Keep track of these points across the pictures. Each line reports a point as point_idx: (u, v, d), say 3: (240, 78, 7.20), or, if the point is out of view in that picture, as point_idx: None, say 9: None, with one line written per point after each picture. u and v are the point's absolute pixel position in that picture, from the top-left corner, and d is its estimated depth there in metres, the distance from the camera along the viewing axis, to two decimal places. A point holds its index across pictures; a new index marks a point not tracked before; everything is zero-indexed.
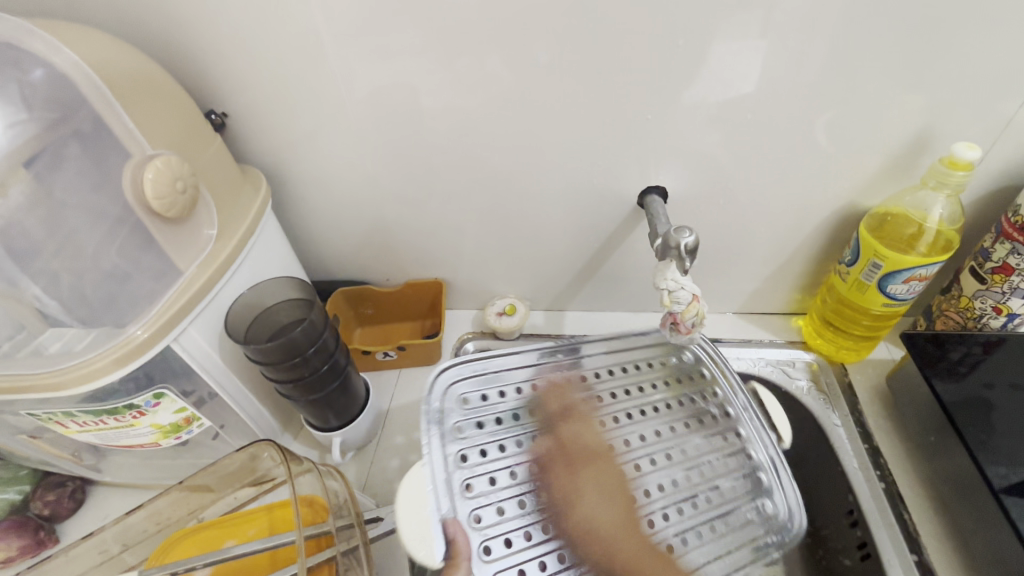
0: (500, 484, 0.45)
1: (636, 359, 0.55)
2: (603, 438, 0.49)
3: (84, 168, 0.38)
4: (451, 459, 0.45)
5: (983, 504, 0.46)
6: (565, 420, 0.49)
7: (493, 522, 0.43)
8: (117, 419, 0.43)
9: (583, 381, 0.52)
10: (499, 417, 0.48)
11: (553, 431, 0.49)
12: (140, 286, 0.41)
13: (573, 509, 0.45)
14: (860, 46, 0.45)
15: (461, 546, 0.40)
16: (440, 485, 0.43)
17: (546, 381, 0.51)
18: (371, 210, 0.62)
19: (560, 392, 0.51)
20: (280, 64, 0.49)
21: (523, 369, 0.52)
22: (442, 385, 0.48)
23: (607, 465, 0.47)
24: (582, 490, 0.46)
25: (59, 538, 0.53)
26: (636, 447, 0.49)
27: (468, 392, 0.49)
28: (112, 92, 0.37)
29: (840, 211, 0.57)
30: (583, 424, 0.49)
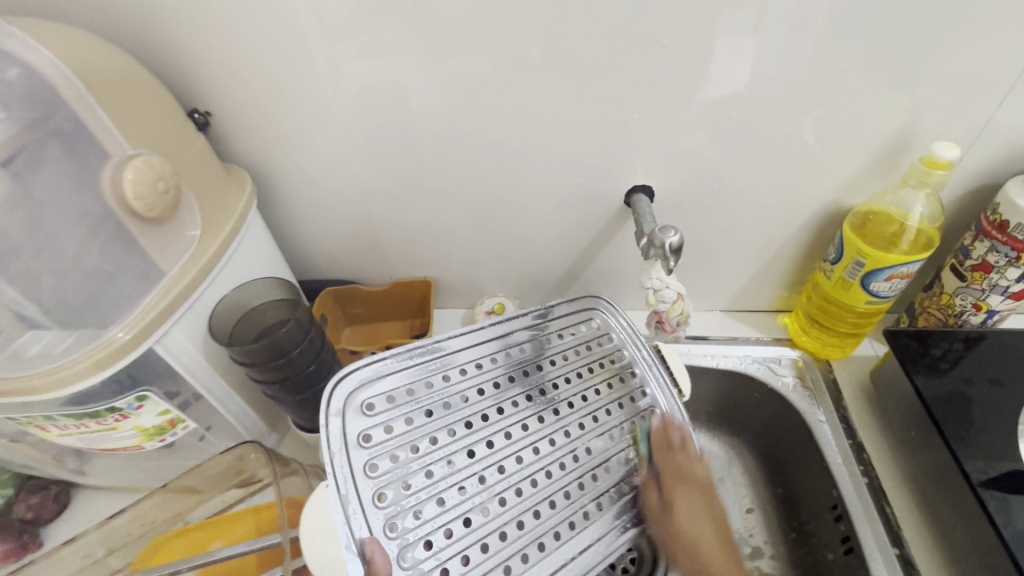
0: (415, 486, 0.39)
1: (554, 341, 0.49)
2: (522, 425, 0.43)
3: (64, 167, 0.38)
4: (362, 467, 0.38)
5: (961, 498, 0.47)
6: (495, 409, 0.44)
7: (411, 527, 0.37)
8: (99, 423, 0.43)
9: (497, 368, 0.46)
10: (411, 415, 0.41)
11: (476, 419, 0.43)
12: (123, 288, 0.40)
13: (496, 498, 0.40)
14: (843, 46, 0.46)
15: (379, 563, 0.35)
16: (351, 494, 0.37)
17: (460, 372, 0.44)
18: (359, 210, 0.61)
19: (466, 386, 0.44)
20: (264, 61, 0.48)
21: (440, 359, 0.44)
22: (334, 400, 0.39)
23: (529, 453, 0.43)
24: (504, 480, 0.41)
25: (43, 542, 0.52)
26: (557, 431, 0.44)
27: (372, 395, 0.41)
28: (89, 90, 0.37)
29: (824, 209, 0.58)
30: (502, 414, 0.43)
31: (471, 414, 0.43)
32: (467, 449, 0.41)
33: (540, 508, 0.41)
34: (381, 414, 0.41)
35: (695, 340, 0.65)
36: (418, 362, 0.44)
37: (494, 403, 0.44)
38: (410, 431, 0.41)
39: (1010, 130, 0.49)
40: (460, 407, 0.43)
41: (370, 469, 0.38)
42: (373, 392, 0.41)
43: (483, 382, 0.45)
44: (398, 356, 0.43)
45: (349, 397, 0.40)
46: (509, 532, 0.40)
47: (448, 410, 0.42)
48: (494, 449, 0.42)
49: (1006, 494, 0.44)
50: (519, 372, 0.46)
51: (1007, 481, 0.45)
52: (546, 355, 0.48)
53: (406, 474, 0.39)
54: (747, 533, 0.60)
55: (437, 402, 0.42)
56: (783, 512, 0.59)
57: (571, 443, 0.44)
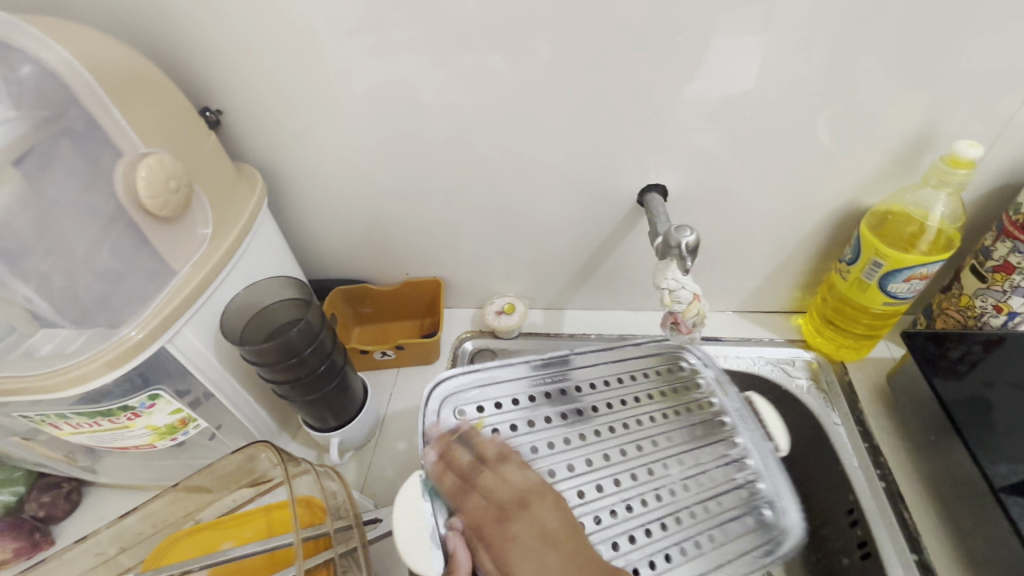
0: (490, 498, 0.43)
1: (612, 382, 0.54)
2: (581, 459, 0.49)
3: (75, 165, 0.37)
4: (447, 481, 0.43)
5: (983, 504, 0.46)
6: (546, 441, 0.49)
7: (482, 535, 0.41)
8: (111, 421, 0.43)
9: (552, 404, 0.52)
10: (485, 433, 0.48)
11: (539, 446, 0.49)
12: (134, 287, 0.40)
13: (564, 509, 0.46)
14: (861, 43, 0.45)
15: (460, 559, 0.39)
16: (434, 496, 0.42)
17: (522, 402, 0.51)
18: (370, 208, 0.61)
19: (529, 415, 0.50)
20: (274, 60, 0.48)
21: (503, 387, 0.51)
22: (427, 407, 0.48)
23: (591, 485, 0.48)
24: (582, 502, 0.46)
25: (55, 539, 0.52)
26: (620, 471, 0.49)
27: (453, 412, 0.49)
28: (103, 89, 0.37)
29: (840, 209, 0.57)
30: (564, 445, 0.49)
31: (541, 440, 0.49)
32: (541, 471, 0.47)
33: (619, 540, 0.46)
34: (471, 422, 0.49)
35: (709, 341, 0.65)
36: (486, 386, 0.51)
37: (564, 434, 0.50)
38: (488, 446, 0.47)
39: None
40: (542, 429, 0.50)
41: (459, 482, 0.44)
42: (467, 406, 0.49)
43: (559, 411, 0.51)
44: (490, 371, 0.52)
45: (446, 399, 0.49)
46: (577, 543, 0.44)
47: (513, 433, 0.49)
48: (574, 473, 0.48)
49: None
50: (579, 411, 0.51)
51: None
52: (601, 383, 0.54)
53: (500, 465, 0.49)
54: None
55: (521, 422, 0.50)
56: None
57: (627, 461, 0.50)
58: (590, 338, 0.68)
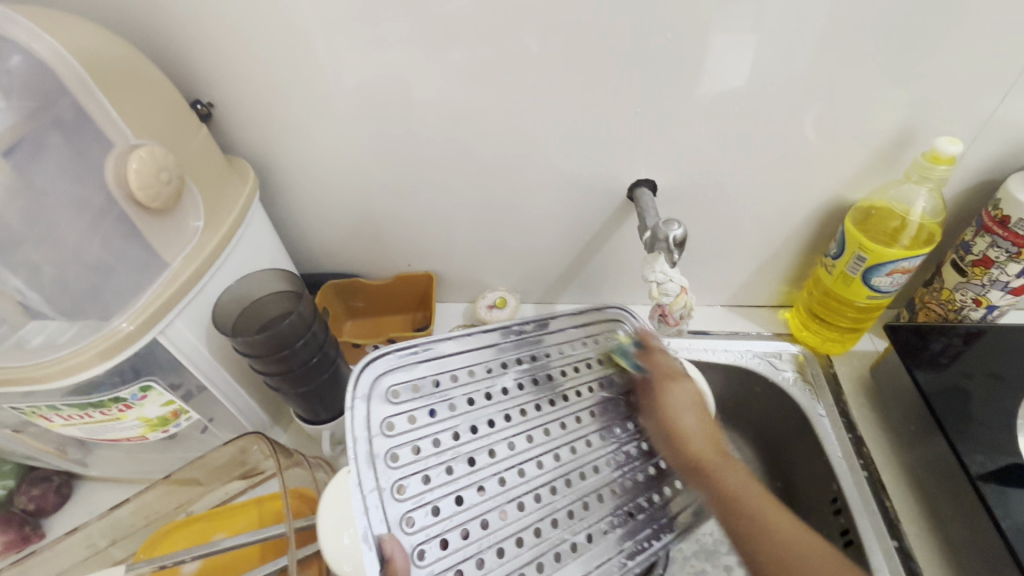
0: (435, 482, 0.41)
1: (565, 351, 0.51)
2: (542, 431, 0.46)
3: (65, 158, 0.37)
4: (384, 454, 0.40)
5: (960, 492, 0.47)
6: (518, 410, 0.46)
7: (426, 523, 0.39)
8: (102, 413, 0.43)
9: (514, 373, 0.48)
10: (445, 406, 0.44)
11: (500, 420, 0.45)
12: (125, 279, 0.40)
13: (514, 503, 0.42)
14: (847, 43, 0.46)
15: (399, 563, 0.36)
16: (372, 487, 0.39)
17: (487, 369, 0.47)
18: (362, 203, 0.61)
19: (486, 385, 0.47)
20: (266, 55, 0.48)
21: (455, 357, 0.47)
22: (364, 381, 0.43)
23: (547, 459, 0.45)
24: (528, 481, 0.43)
25: (45, 533, 0.52)
26: (563, 446, 0.46)
27: (398, 384, 0.44)
28: (93, 80, 0.37)
29: (826, 204, 0.58)
30: (524, 416, 0.46)
31: (495, 412, 0.45)
32: (489, 449, 0.44)
33: (542, 561, 0.41)
34: (405, 404, 0.43)
35: (697, 335, 0.66)
36: (438, 358, 0.46)
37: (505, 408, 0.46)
38: (433, 423, 0.43)
39: (1012, 127, 0.50)
40: (454, 413, 0.44)
41: (394, 468, 0.40)
42: (397, 388, 0.44)
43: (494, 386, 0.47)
44: (404, 360, 0.45)
45: (378, 388, 0.43)
46: (525, 538, 0.41)
47: (474, 406, 0.45)
48: (501, 489, 0.42)
49: (1004, 487, 0.45)
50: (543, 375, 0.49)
51: (1005, 473, 0.45)
52: (560, 352, 0.51)
53: (428, 472, 0.41)
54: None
55: (440, 410, 0.44)
56: (782, 507, 0.60)
57: (568, 434, 0.47)
58: None
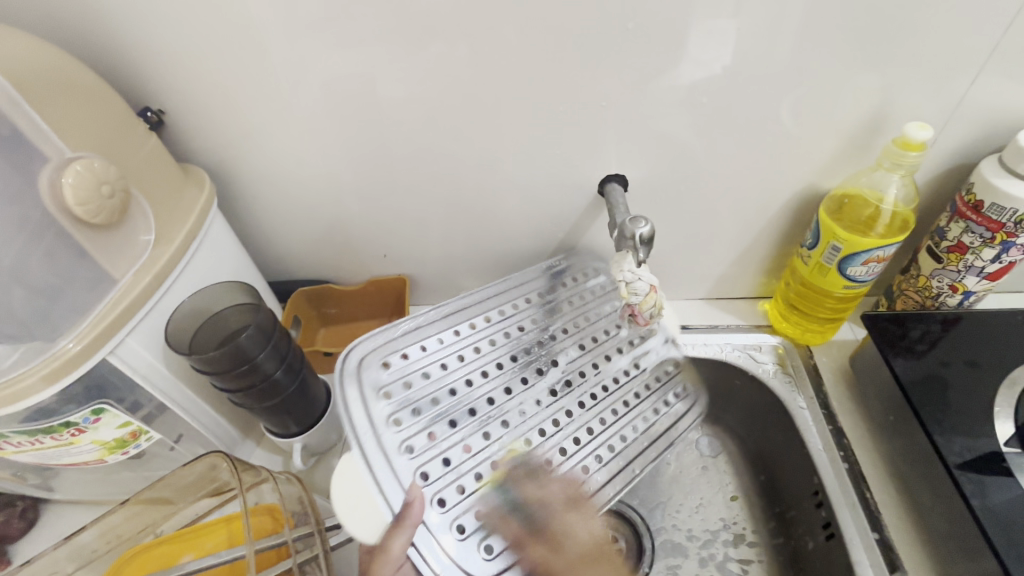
0: (438, 438, 0.47)
1: (490, 372, 0.51)
2: (476, 405, 0.49)
3: (1, 172, 0.34)
4: (398, 448, 0.45)
5: (933, 479, 0.48)
6: (462, 412, 0.49)
7: (456, 499, 0.44)
8: (54, 438, 0.41)
9: (455, 403, 0.49)
10: (426, 400, 0.48)
11: (451, 423, 0.48)
12: (73, 298, 0.38)
13: (475, 437, 0.48)
14: (815, 29, 0.45)
15: (413, 510, 0.41)
16: (386, 480, 0.43)
17: (445, 423, 0.48)
18: (329, 207, 0.60)
19: (435, 420, 0.47)
20: (217, 58, 0.47)
21: (380, 405, 0.46)
22: (353, 378, 0.47)
23: (483, 403, 0.50)
24: (473, 422, 0.48)
25: (11, 560, 0.51)
26: (485, 424, 0.49)
27: (394, 411, 0.47)
28: (20, 92, 0.34)
29: (799, 194, 0.57)
30: (482, 442, 0.48)
31: (459, 442, 0.47)
32: (449, 421, 0.48)
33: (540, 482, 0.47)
34: (404, 431, 0.46)
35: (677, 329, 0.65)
36: (383, 429, 0.45)
37: (481, 405, 0.50)
38: (432, 415, 0.48)
39: (984, 108, 0.49)
40: (419, 419, 0.47)
41: (409, 457, 0.45)
42: (393, 410, 0.47)
43: (511, 413, 0.50)
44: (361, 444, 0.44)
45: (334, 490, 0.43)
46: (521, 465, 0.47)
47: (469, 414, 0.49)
48: (481, 444, 0.47)
49: (982, 476, 0.44)
50: (507, 358, 0.53)
51: (983, 462, 0.45)
52: (480, 377, 0.51)
53: (421, 431, 0.47)
54: (732, 521, 0.59)
55: (422, 427, 0.47)
56: (766, 499, 0.60)
57: (480, 358, 0.52)
58: None
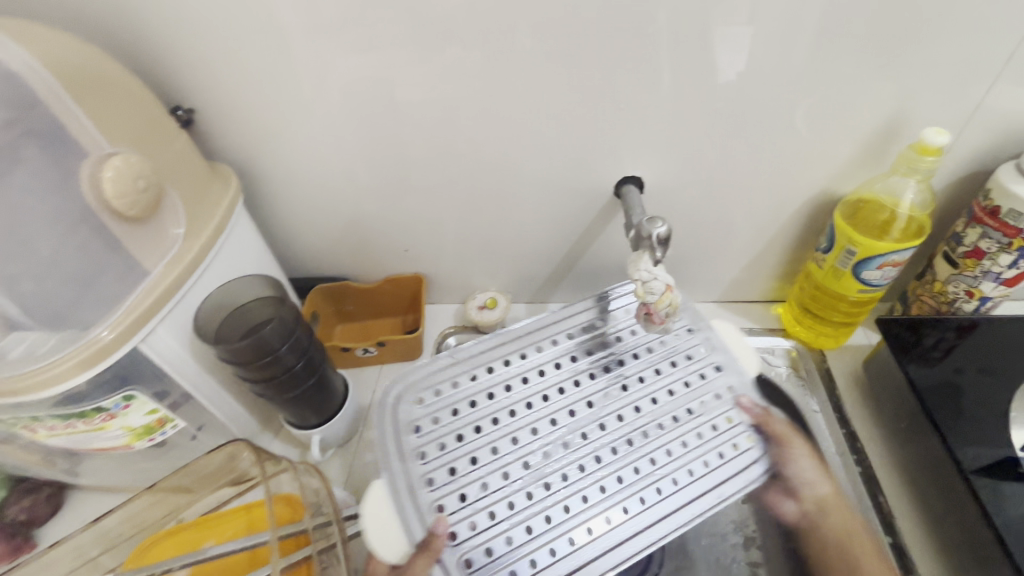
0: (461, 471, 0.47)
1: (535, 403, 0.52)
2: (512, 440, 0.49)
3: (41, 167, 0.37)
4: (422, 476, 0.47)
5: (946, 482, 0.48)
6: (506, 441, 0.49)
7: (469, 536, 0.44)
8: (85, 423, 0.42)
9: (489, 437, 0.49)
10: (458, 433, 0.50)
11: (480, 456, 0.48)
12: (105, 289, 0.40)
13: (511, 467, 0.48)
14: (833, 34, 0.45)
15: (438, 530, 0.44)
16: (405, 499, 0.45)
17: (487, 451, 0.48)
18: (349, 205, 0.61)
19: (467, 450, 0.49)
20: (247, 59, 0.48)
21: (422, 428, 0.50)
22: (389, 404, 0.51)
23: (539, 426, 0.50)
24: (517, 450, 0.49)
25: (37, 543, 0.52)
26: (512, 462, 0.48)
27: (420, 417, 0.50)
28: (65, 89, 0.36)
29: (815, 198, 0.57)
30: (504, 480, 0.47)
31: (489, 475, 0.47)
32: (490, 447, 0.49)
33: (557, 546, 0.44)
34: (427, 436, 0.49)
35: None
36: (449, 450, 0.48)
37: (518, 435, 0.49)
38: (477, 438, 0.49)
39: (1001, 115, 0.49)
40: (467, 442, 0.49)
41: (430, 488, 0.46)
42: (422, 437, 0.49)
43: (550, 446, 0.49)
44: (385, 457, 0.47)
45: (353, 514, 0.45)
46: (553, 517, 0.45)
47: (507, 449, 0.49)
48: (512, 479, 0.47)
49: (996, 482, 0.45)
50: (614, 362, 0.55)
51: (997, 468, 0.45)
52: (525, 408, 0.51)
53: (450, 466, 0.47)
54: None
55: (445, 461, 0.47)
56: None
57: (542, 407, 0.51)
58: None
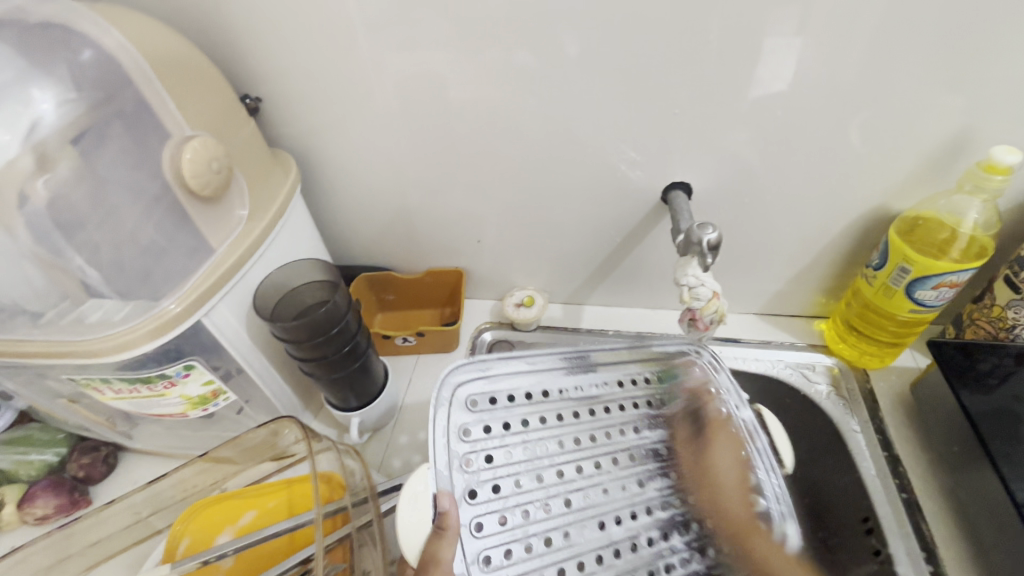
0: (512, 459, 0.47)
1: (571, 390, 0.51)
2: (612, 459, 0.50)
3: (126, 146, 0.40)
4: (523, 389, 0.49)
5: (999, 514, 0.45)
6: (614, 457, 0.50)
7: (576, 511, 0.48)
8: (148, 388, 0.45)
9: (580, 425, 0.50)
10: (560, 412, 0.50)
11: (582, 439, 0.50)
12: (175, 263, 0.42)
13: (608, 457, 0.50)
14: (898, 47, 0.44)
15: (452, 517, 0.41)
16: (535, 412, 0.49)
17: (614, 459, 0.50)
18: (397, 197, 0.62)
19: (577, 458, 0.49)
20: (312, 52, 0.50)
21: (528, 372, 0.50)
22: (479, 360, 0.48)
23: (602, 434, 0.51)
24: (595, 447, 0.50)
25: (92, 499, 0.55)
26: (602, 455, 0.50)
27: (475, 393, 0.48)
28: (153, 73, 0.39)
29: (869, 213, 0.56)
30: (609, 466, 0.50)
31: (610, 481, 0.49)
32: (613, 456, 0.50)
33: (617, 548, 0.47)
34: (500, 409, 0.48)
35: (727, 342, 0.65)
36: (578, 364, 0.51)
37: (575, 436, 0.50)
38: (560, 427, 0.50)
39: None
40: (531, 403, 0.49)
41: (472, 411, 0.47)
42: (518, 376, 0.49)
43: (501, 512, 0.46)
44: (544, 360, 0.50)
45: (457, 388, 0.47)
46: (607, 522, 0.48)
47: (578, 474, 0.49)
48: (563, 450, 0.49)
49: None
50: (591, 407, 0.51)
51: None
52: (594, 388, 0.52)
53: (506, 421, 0.48)
54: (779, 497, 0.47)
55: (526, 397, 0.49)
56: None
57: (580, 423, 0.51)
58: (609, 334, 0.69)
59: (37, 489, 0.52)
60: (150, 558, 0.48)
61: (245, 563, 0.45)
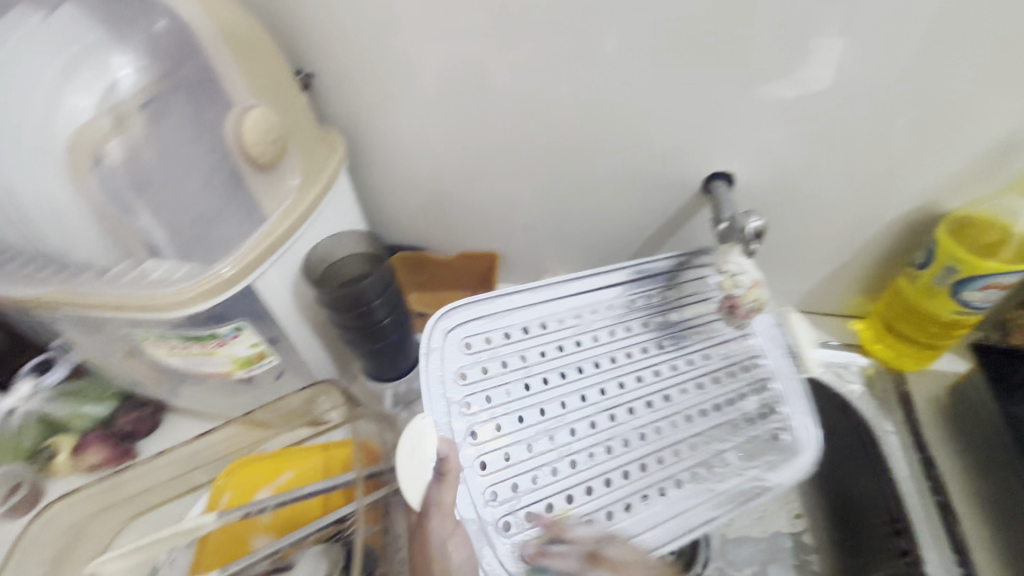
0: (514, 396, 0.45)
1: (567, 321, 0.50)
2: (618, 383, 0.49)
3: (186, 115, 0.42)
4: (518, 324, 0.48)
5: None
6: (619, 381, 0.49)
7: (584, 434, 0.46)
8: (200, 346, 0.47)
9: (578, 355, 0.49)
10: (559, 344, 0.49)
11: (585, 367, 0.49)
12: (229, 228, 0.44)
13: (614, 381, 0.49)
14: (959, 45, 0.42)
15: (456, 460, 0.40)
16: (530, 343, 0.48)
17: (619, 383, 0.49)
18: (436, 178, 0.63)
19: (580, 386, 0.48)
20: (362, 32, 0.51)
21: (521, 308, 0.48)
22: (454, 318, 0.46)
23: (606, 361, 0.49)
24: (598, 373, 0.49)
25: (138, 453, 0.58)
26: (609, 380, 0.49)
27: (471, 335, 0.46)
28: (223, 45, 0.41)
29: (916, 212, 0.55)
30: (618, 390, 0.49)
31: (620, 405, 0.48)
32: (618, 382, 0.49)
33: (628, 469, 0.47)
34: (493, 346, 0.46)
35: None
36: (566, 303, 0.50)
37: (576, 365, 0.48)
38: (561, 357, 0.48)
39: None
40: (528, 338, 0.48)
41: (467, 352, 0.45)
42: (502, 311, 0.48)
43: (507, 450, 0.44)
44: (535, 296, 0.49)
45: (451, 329, 0.46)
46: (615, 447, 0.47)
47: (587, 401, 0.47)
48: (565, 381, 0.47)
49: None
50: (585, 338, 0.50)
51: None
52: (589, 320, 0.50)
53: (501, 359, 0.46)
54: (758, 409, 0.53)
55: (517, 331, 0.48)
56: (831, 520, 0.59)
57: (583, 351, 0.49)
58: None
59: (89, 440, 0.55)
60: (195, 507, 0.51)
61: (285, 517, 0.48)
